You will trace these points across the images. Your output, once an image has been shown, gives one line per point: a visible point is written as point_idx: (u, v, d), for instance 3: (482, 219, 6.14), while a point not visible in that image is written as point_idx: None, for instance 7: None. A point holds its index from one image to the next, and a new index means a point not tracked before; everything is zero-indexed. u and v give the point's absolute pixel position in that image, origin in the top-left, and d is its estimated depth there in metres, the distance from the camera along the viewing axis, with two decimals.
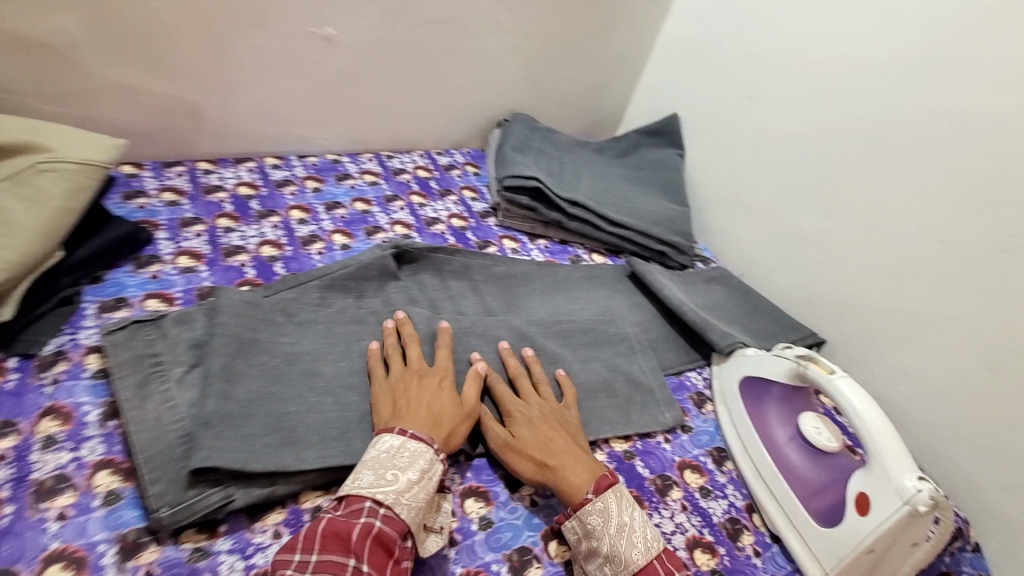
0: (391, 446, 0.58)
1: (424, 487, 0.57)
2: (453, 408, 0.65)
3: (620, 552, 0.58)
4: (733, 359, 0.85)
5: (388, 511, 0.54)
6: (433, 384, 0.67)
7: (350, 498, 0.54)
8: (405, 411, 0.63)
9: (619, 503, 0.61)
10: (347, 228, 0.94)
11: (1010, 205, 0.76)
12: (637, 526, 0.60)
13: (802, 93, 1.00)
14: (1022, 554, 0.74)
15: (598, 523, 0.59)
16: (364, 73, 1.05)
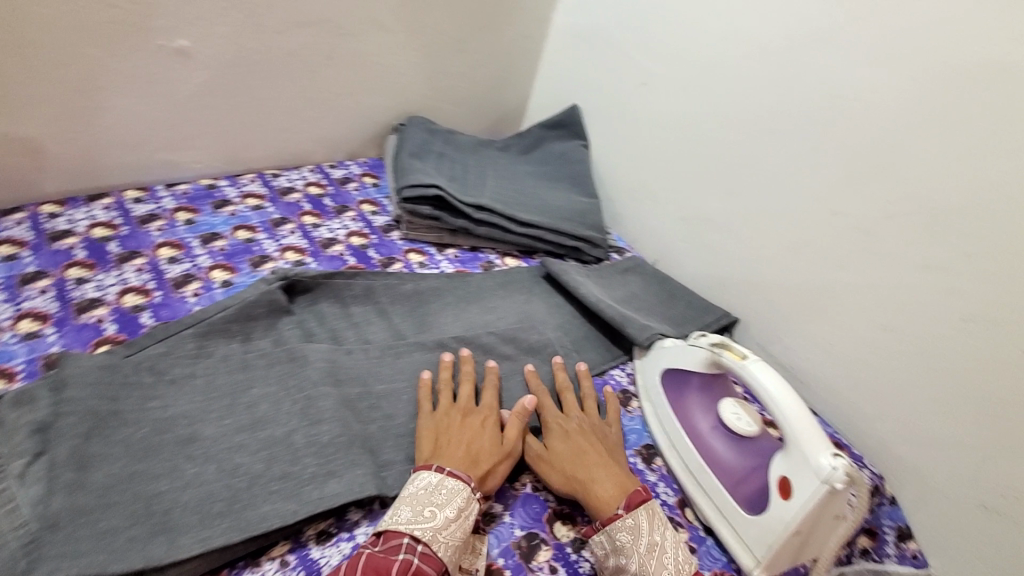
0: (429, 482, 0.58)
1: (460, 526, 0.56)
2: (492, 442, 0.66)
3: (649, 572, 0.57)
4: (653, 352, 0.84)
5: (426, 547, 0.53)
6: (477, 420, 0.67)
7: (389, 533, 0.54)
8: (445, 450, 0.63)
9: (651, 522, 0.60)
10: (229, 261, 0.84)
11: (886, 173, 0.79)
12: (668, 546, 0.59)
13: (690, 77, 1.01)
14: (930, 501, 0.79)
15: (628, 540, 0.58)
16: (232, 86, 0.95)
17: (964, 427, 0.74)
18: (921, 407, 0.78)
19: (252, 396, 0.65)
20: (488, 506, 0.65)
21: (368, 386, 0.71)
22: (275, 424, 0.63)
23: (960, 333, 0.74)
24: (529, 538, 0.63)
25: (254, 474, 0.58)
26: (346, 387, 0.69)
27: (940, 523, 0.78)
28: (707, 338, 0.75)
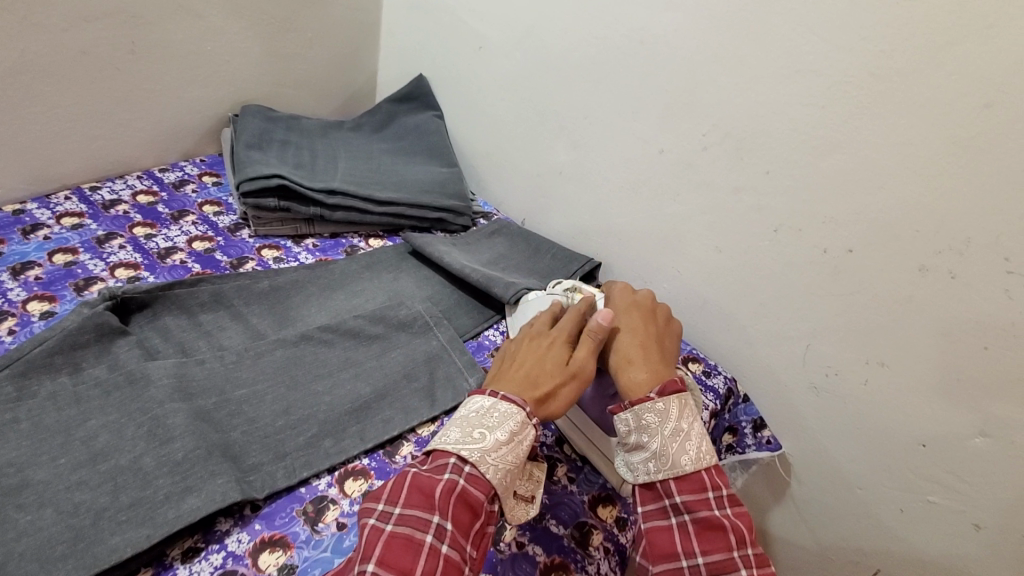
0: (481, 406, 0.60)
1: (513, 450, 0.57)
2: (553, 367, 0.66)
3: (670, 452, 0.59)
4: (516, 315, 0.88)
5: (474, 468, 0.55)
6: (545, 343, 0.69)
7: (438, 454, 0.56)
8: (507, 376, 0.65)
9: (681, 410, 0.61)
10: (49, 290, 0.76)
11: (695, 110, 0.86)
12: (693, 434, 0.60)
13: (521, 36, 1.02)
14: (770, 392, 0.94)
15: (654, 421, 0.61)
16: (15, 95, 0.83)
17: (789, 322, 0.87)
18: (753, 313, 0.90)
19: (89, 429, 0.60)
20: (368, 485, 0.65)
21: (225, 393, 0.68)
22: (119, 453, 0.59)
23: (775, 242, 0.84)
24: None
25: (100, 508, 0.54)
26: (199, 400, 0.66)
27: (784, 405, 0.92)
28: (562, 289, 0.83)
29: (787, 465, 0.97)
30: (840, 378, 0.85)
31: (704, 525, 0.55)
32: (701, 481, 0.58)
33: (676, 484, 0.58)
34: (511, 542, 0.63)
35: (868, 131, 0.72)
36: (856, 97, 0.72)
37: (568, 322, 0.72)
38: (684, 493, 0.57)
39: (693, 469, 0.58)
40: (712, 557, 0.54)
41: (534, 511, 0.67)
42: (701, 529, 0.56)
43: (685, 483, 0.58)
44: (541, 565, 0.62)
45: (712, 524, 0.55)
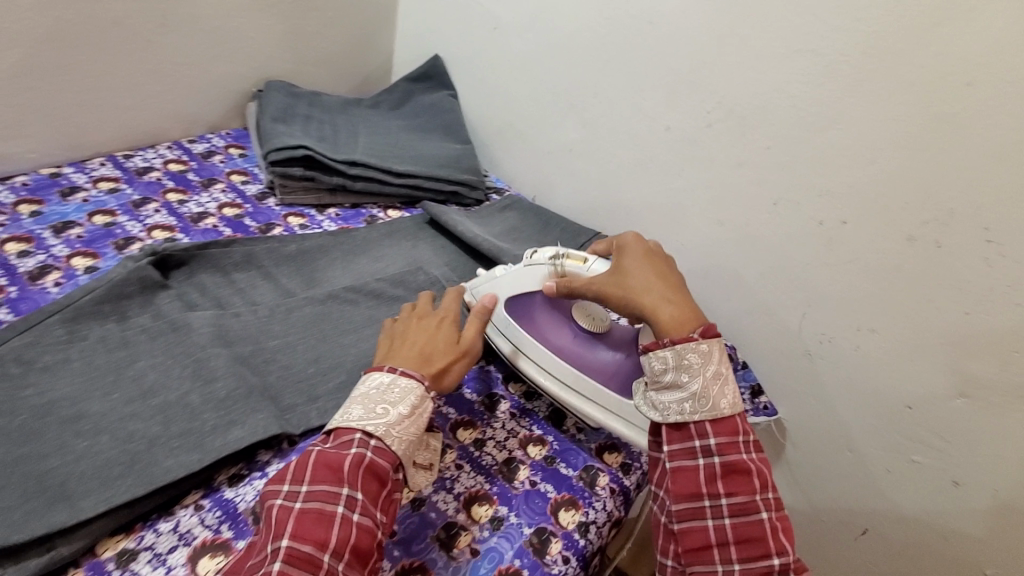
0: (381, 382, 0.59)
1: (414, 422, 0.58)
2: (446, 345, 0.66)
3: (710, 394, 0.61)
4: (482, 286, 0.82)
5: (379, 442, 0.55)
6: (431, 322, 0.68)
7: (339, 431, 0.55)
8: (401, 354, 0.63)
9: (721, 355, 0.63)
10: (91, 248, 0.80)
11: (700, 89, 0.91)
12: (728, 380, 0.63)
13: (535, 18, 1.07)
14: (768, 359, 0.98)
15: (696, 363, 0.62)
16: (54, 63, 0.87)
17: (785, 291, 0.92)
18: (752, 282, 0.95)
19: (138, 369, 0.65)
20: None
21: (260, 342, 0.73)
22: (167, 391, 0.63)
23: (774, 215, 0.89)
24: None
25: (153, 437, 0.59)
26: (238, 346, 0.71)
27: (780, 371, 0.98)
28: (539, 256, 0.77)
29: (783, 429, 1.02)
30: (833, 344, 0.90)
31: (732, 469, 0.60)
32: (734, 427, 0.62)
33: (712, 425, 0.61)
34: (525, 480, 0.69)
35: (862, 109, 0.78)
36: (852, 76, 0.77)
37: (451, 302, 0.72)
38: (719, 436, 0.61)
39: (729, 413, 0.62)
40: (735, 498, 0.60)
41: (545, 455, 0.72)
42: (729, 472, 0.60)
43: (719, 426, 0.62)
44: (553, 501, 0.67)
45: (739, 468, 0.60)
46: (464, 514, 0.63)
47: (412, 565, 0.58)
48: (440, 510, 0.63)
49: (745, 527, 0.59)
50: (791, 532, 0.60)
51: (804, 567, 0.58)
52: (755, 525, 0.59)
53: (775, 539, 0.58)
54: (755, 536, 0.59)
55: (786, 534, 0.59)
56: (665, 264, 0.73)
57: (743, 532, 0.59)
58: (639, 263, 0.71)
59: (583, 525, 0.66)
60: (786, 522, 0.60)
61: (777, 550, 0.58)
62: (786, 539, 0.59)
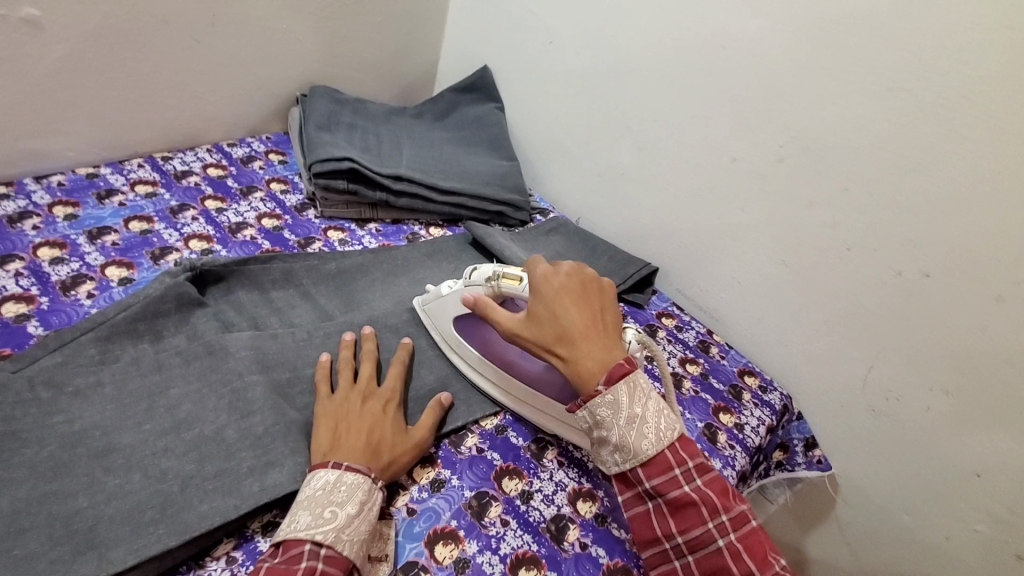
0: (326, 482, 0.54)
1: (365, 519, 0.54)
2: (395, 436, 0.62)
3: (630, 443, 0.58)
4: (432, 305, 0.79)
5: (330, 550, 0.50)
6: (375, 404, 0.64)
7: (288, 543, 0.50)
8: (344, 441, 0.59)
9: (632, 395, 0.59)
10: (126, 257, 0.77)
11: (771, 121, 0.85)
12: (649, 417, 0.59)
13: (594, 33, 1.01)
14: (826, 411, 0.92)
15: (608, 415, 0.59)
16: (99, 60, 0.84)
17: (851, 342, 0.86)
18: (815, 329, 0.89)
19: (172, 397, 0.61)
20: (436, 474, 0.66)
21: (298, 371, 0.69)
22: (200, 425, 0.59)
23: (846, 260, 0.83)
24: (478, 497, 0.65)
25: (185, 478, 0.55)
26: (275, 375, 0.67)
27: (838, 425, 0.92)
28: (479, 272, 0.74)
29: (836, 486, 0.96)
30: (900, 403, 0.84)
31: (677, 505, 0.56)
32: (667, 461, 0.58)
33: (644, 471, 0.57)
34: (574, 542, 0.63)
35: (958, 155, 0.71)
36: (948, 119, 0.71)
37: (392, 379, 0.69)
38: (654, 477, 0.57)
39: (657, 451, 0.58)
40: (689, 533, 0.56)
41: (596, 513, 0.67)
42: (674, 508, 0.57)
43: (652, 466, 0.58)
44: (605, 568, 0.62)
45: (683, 502, 0.56)
46: None
47: None
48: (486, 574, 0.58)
49: (708, 561, 0.55)
50: (759, 545, 0.55)
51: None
52: (716, 555, 0.54)
53: (739, 563, 0.54)
54: (720, 567, 0.54)
55: (752, 552, 0.54)
56: (583, 291, 0.68)
57: (708, 566, 0.55)
58: (548, 301, 0.67)
59: None
60: (751, 538, 0.55)
61: (744, 574, 0.53)
62: (753, 558, 0.54)
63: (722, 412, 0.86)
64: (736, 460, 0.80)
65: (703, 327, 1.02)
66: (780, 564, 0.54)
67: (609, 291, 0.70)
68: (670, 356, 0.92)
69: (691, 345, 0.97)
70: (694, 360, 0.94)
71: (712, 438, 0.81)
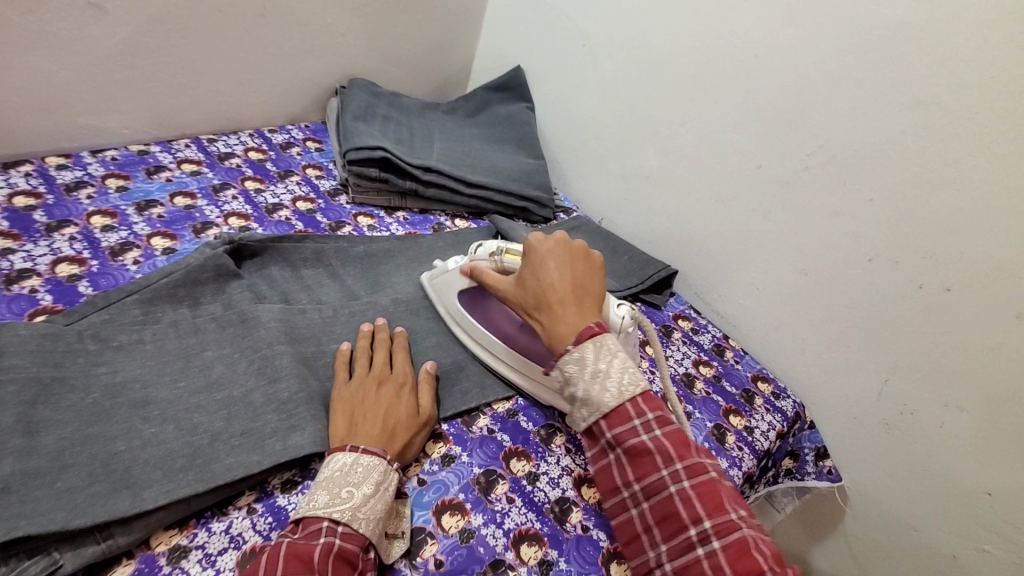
0: (343, 464, 0.56)
1: (381, 499, 0.56)
2: (408, 419, 0.64)
3: (592, 396, 0.61)
4: (439, 278, 0.83)
5: (347, 527, 0.52)
6: (390, 389, 0.66)
7: (307, 520, 0.52)
8: (360, 424, 0.61)
9: (598, 353, 0.62)
10: (170, 229, 0.82)
11: (798, 128, 0.86)
12: (613, 373, 0.61)
13: (628, 37, 1.04)
14: (841, 423, 0.92)
15: (574, 371, 0.63)
16: (157, 45, 0.89)
17: (869, 354, 0.86)
18: (832, 339, 0.89)
19: (205, 359, 0.65)
20: (447, 449, 0.68)
21: (323, 344, 0.72)
22: (230, 387, 0.63)
23: (867, 271, 0.83)
24: (486, 474, 0.67)
25: (213, 434, 0.58)
26: (301, 345, 0.70)
27: (851, 437, 0.91)
28: (485, 249, 0.80)
29: (846, 498, 0.95)
30: (915, 418, 0.83)
31: (635, 454, 0.59)
32: (627, 412, 0.60)
33: (605, 422, 0.61)
34: (577, 524, 0.65)
35: (985, 169, 0.72)
36: (977, 133, 0.71)
37: (405, 364, 0.71)
38: (614, 427, 0.60)
39: (618, 403, 0.60)
40: (645, 480, 0.58)
41: (599, 499, 0.69)
42: (632, 457, 0.59)
43: (613, 417, 0.60)
44: (604, 551, 0.64)
45: (639, 450, 0.59)
46: (513, 553, 0.61)
47: None
48: (489, 546, 0.60)
49: (661, 507, 0.57)
50: (713, 494, 0.56)
51: (732, 525, 0.53)
52: (667, 501, 0.57)
53: (687, 509, 0.55)
54: (671, 513, 0.56)
55: (704, 498, 0.56)
56: (571, 260, 0.71)
57: (660, 511, 0.57)
58: (535, 270, 0.71)
59: None
60: (704, 486, 0.56)
61: (692, 519, 0.55)
62: (704, 505, 0.55)
63: (733, 414, 0.86)
64: (744, 461, 0.80)
65: (720, 331, 1.03)
66: (737, 513, 0.55)
67: (598, 262, 0.73)
68: (683, 357, 0.93)
69: (706, 347, 0.97)
70: (708, 363, 0.94)
71: (721, 439, 0.82)
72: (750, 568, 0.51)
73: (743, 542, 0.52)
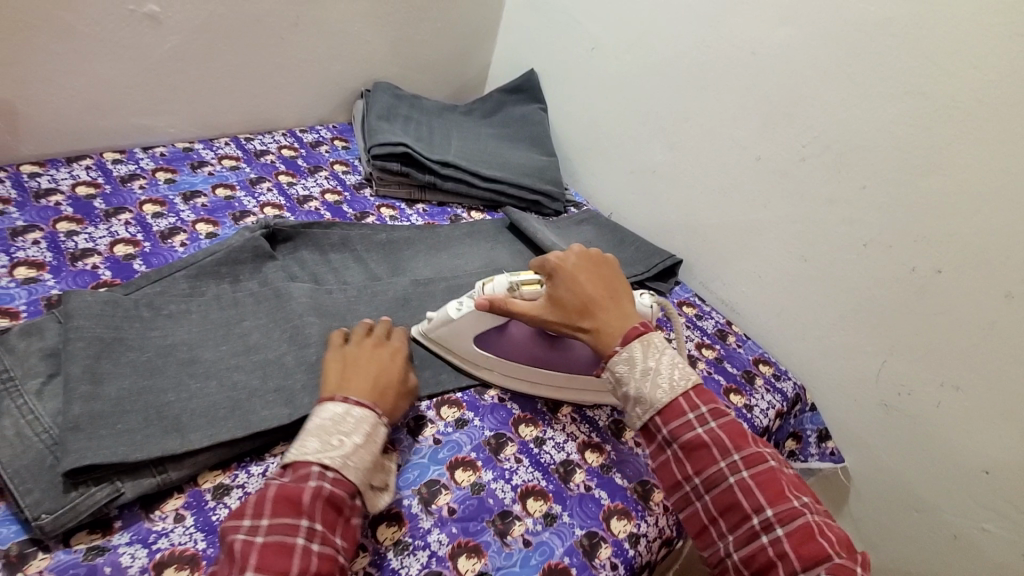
0: (335, 413, 0.57)
1: (370, 450, 0.57)
2: (398, 381, 0.65)
3: (646, 394, 0.63)
4: (440, 329, 0.76)
5: (336, 474, 0.53)
6: (384, 355, 0.67)
7: (296, 465, 0.53)
8: (352, 380, 0.61)
9: (646, 350, 0.65)
10: (212, 216, 0.90)
11: (794, 121, 0.91)
12: (662, 369, 0.64)
13: (634, 40, 1.10)
14: (843, 405, 0.95)
15: (625, 371, 0.65)
16: (202, 52, 0.98)
17: (865, 336, 0.90)
18: (831, 323, 0.93)
19: (243, 328, 0.72)
20: (460, 414, 0.74)
21: (348, 318, 0.79)
22: (265, 351, 0.70)
23: (862, 256, 0.87)
24: (496, 437, 0.72)
25: (251, 390, 0.65)
26: (328, 319, 0.77)
27: (851, 418, 0.94)
28: (493, 285, 0.75)
29: (849, 477, 0.98)
30: (912, 398, 0.87)
31: (692, 447, 0.62)
32: (680, 406, 0.63)
33: (661, 418, 0.63)
34: (580, 483, 0.70)
35: (971, 156, 0.76)
36: (962, 122, 0.76)
37: (401, 336, 0.71)
38: (670, 422, 0.62)
39: (671, 398, 0.63)
40: (704, 473, 0.61)
41: (602, 463, 0.74)
42: (689, 451, 0.62)
43: (667, 412, 0.63)
44: (605, 508, 0.68)
45: (696, 444, 0.61)
46: (520, 506, 0.66)
47: (468, 544, 0.61)
48: (498, 498, 0.66)
49: (723, 498, 0.60)
50: (773, 482, 0.59)
51: (795, 512, 0.57)
52: (729, 492, 0.59)
53: (750, 499, 0.58)
54: (733, 504, 0.59)
55: (764, 487, 0.59)
56: (597, 269, 0.75)
57: (723, 503, 0.60)
58: (567, 281, 0.73)
59: (633, 536, 0.67)
60: (763, 475, 0.59)
61: (755, 508, 0.58)
62: (765, 494, 0.58)
63: (734, 393, 0.90)
64: None
65: (723, 317, 1.07)
66: (798, 500, 0.58)
67: (619, 265, 0.77)
68: (686, 340, 0.98)
69: (709, 332, 1.01)
70: (711, 347, 0.98)
71: None
72: (815, 552, 0.54)
73: (808, 527, 0.56)
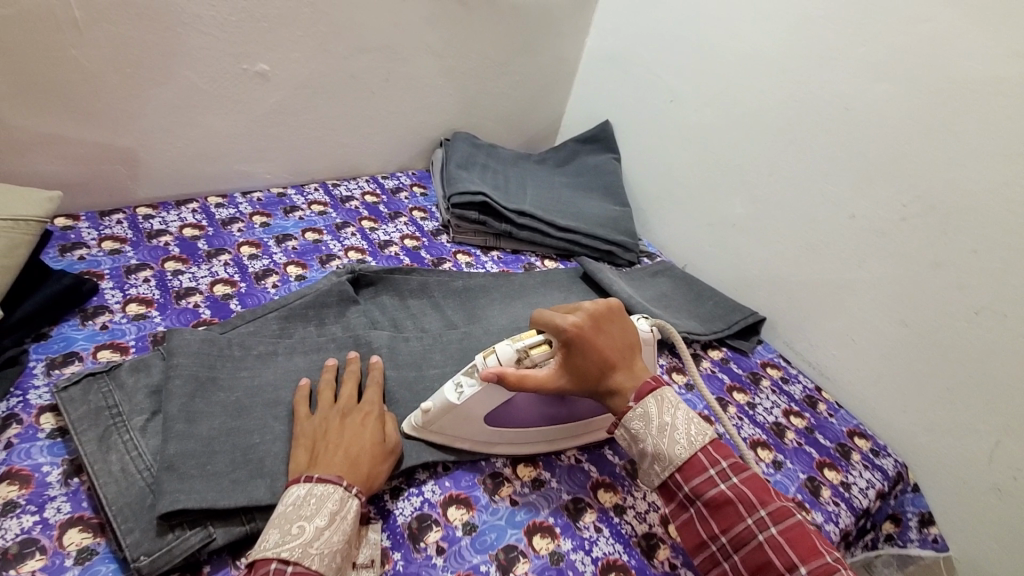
0: (297, 497, 0.53)
1: (337, 531, 0.52)
2: (374, 447, 0.61)
3: (663, 450, 0.61)
4: (442, 418, 0.67)
5: (297, 566, 0.49)
6: (356, 419, 0.63)
7: (257, 563, 0.49)
8: (320, 457, 0.58)
9: (661, 407, 0.63)
10: (301, 259, 0.94)
11: (894, 179, 0.86)
12: (679, 425, 0.62)
13: (714, 93, 1.09)
14: (951, 488, 0.85)
15: (641, 428, 0.62)
16: (301, 105, 1.05)
17: (979, 413, 0.81)
18: (938, 397, 0.85)
19: None
20: (538, 474, 0.72)
21: (423, 369, 0.78)
22: None
23: (975, 325, 0.80)
24: (575, 501, 0.69)
25: None
26: (404, 370, 0.77)
27: (961, 503, 0.85)
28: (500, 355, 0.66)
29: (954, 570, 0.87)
30: None
31: (716, 504, 0.58)
32: (700, 462, 0.60)
33: (681, 475, 0.60)
34: (665, 561, 0.66)
35: None
36: None
37: (374, 395, 0.67)
38: (691, 479, 0.59)
39: (689, 454, 0.60)
40: (731, 532, 0.56)
41: None
42: (714, 509, 0.58)
43: (687, 469, 0.60)
44: None
45: (720, 501, 0.57)
46: None
47: None
48: (579, 571, 0.62)
49: (753, 558, 0.55)
50: (805, 538, 0.54)
51: (830, 569, 0.52)
52: (758, 550, 0.55)
53: (781, 557, 0.53)
54: (764, 562, 0.54)
55: (796, 544, 0.54)
56: (605, 325, 0.69)
57: (753, 563, 0.54)
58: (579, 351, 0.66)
59: None
60: (794, 531, 0.54)
61: (788, 566, 0.53)
62: (797, 550, 0.53)
63: (828, 468, 0.83)
64: (841, 517, 0.77)
65: (812, 382, 1.00)
66: (831, 556, 0.53)
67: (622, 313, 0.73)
68: (772, 406, 0.91)
69: (797, 398, 0.95)
70: (800, 414, 0.91)
71: (814, 492, 0.79)
72: None
73: None
